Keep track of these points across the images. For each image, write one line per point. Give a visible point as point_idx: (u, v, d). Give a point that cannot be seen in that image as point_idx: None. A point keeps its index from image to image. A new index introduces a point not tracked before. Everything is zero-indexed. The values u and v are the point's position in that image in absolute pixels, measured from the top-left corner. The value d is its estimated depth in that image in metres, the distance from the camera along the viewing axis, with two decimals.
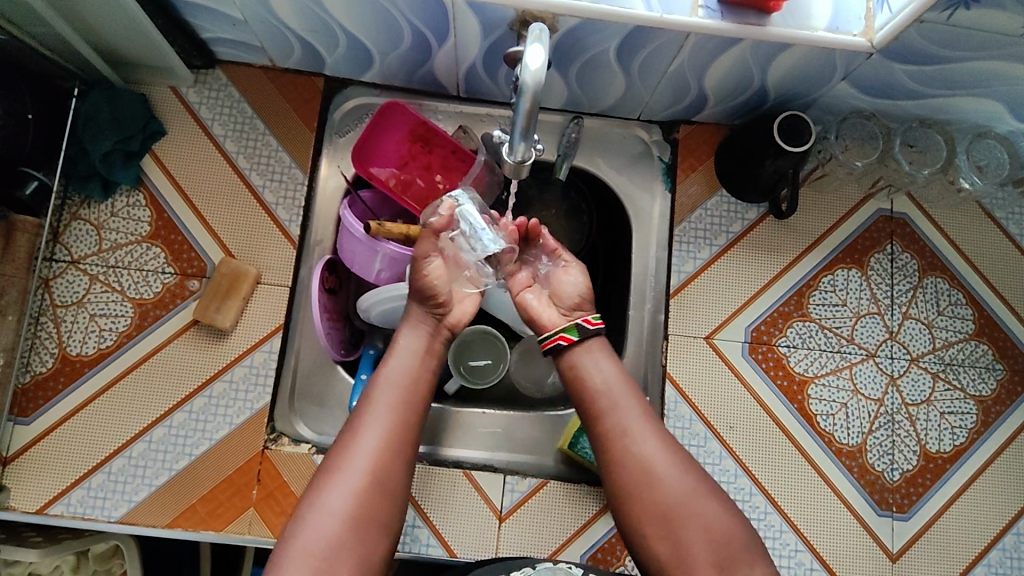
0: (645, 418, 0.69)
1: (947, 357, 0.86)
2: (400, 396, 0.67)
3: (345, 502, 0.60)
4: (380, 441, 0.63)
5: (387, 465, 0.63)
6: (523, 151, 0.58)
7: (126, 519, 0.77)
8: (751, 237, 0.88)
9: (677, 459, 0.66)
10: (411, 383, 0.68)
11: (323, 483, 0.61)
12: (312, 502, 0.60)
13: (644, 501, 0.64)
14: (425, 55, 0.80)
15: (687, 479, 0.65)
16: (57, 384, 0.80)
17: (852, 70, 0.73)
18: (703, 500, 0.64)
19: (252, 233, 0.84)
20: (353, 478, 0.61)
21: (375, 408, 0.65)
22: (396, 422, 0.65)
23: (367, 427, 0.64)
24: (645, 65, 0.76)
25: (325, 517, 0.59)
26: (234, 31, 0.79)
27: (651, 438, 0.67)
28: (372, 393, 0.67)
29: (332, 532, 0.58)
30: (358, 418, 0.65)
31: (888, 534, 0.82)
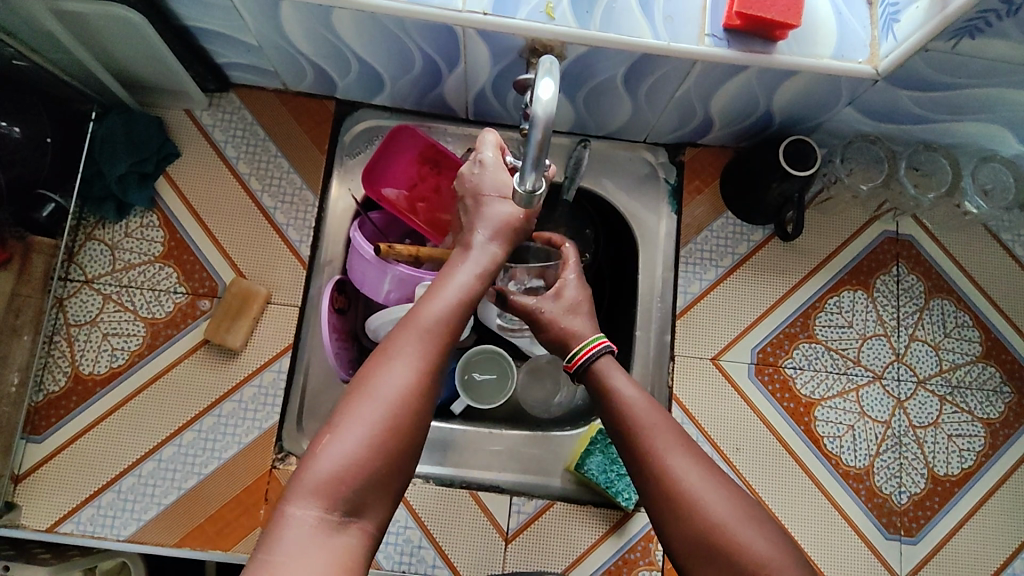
0: (675, 434, 0.62)
1: (955, 380, 0.86)
2: (443, 327, 0.57)
3: (378, 422, 0.50)
4: (421, 363, 0.54)
5: (425, 397, 0.53)
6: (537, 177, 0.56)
7: (135, 537, 0.78)
8: (757, 258, 0.88)
9: (715, 477, 0.59)
10: (460, 313, 0.59)
11: (350, 409, 0.51)
12: (338, 422, 0.50)
13: (676, 521, 0.57)
14: (435, 80, 0.81)
15: (727, 498, 0.57)
16: (69, 403, 0.81)
17: (857, 96, 0.74)
18: (744, 523, 0.55)
19: (263, 253, 0.85)
20: (387, 398, 0.51)
21: (413, 330, 0.56)
22: (440, 348, 0.56)
23: (404, 346, 0.54)
24: (651, 91, 0.77)
25: (346, 445, 0.49)
26: (249, 57, 0.81)
27: (684, 454, 0.60)
28: (411, 315, 0.58)
29: (357, 455, 0.49)
30: (397, 335, 0.55)
31: (897, 557, 0.81)
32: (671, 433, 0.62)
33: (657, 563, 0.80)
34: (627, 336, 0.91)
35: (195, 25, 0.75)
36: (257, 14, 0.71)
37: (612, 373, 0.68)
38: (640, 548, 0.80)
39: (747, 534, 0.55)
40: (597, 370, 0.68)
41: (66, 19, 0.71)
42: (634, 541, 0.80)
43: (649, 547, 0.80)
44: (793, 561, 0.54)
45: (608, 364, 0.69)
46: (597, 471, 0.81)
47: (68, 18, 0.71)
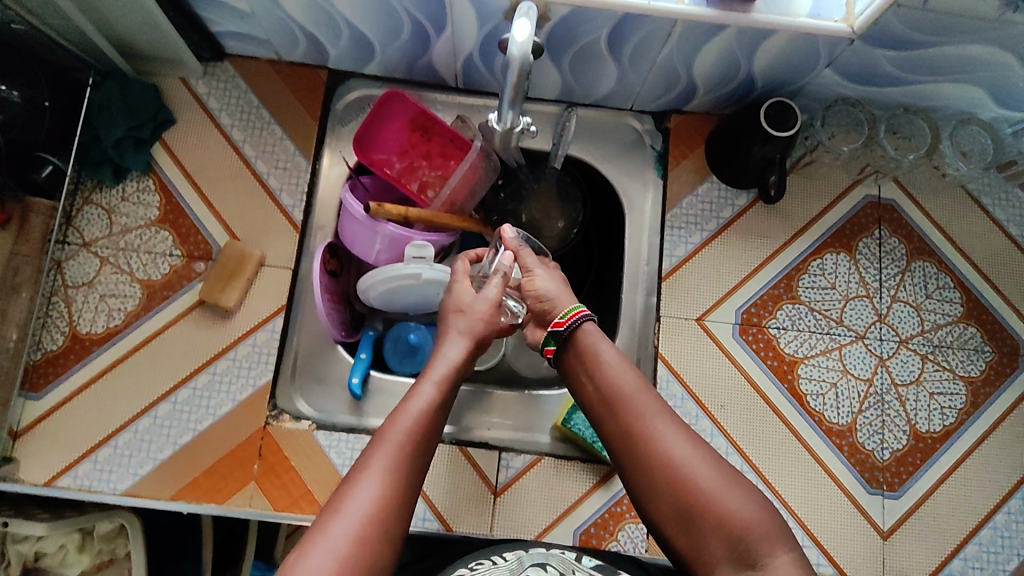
0: (659, 404, 0.65)
1: (936, 340, 0.87)
2: (416, 439, 0.61)
3: (348, 545, 0.52)
4: (390, 482, 0.57)
5: (394, 510, 0.56)
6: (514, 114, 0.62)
7: (131, 491, 0.80)
8: (741, 221, 0.90)
9: (698, 445, 0.62)
10: (427, 422, 0.63)
11: (322, 527, 0.53)
12: (307, 544, 0.52)
13: (658, 487, 0.60)
14: (424, 46, 0.83)
15: (708, 465, 0.60)
16: (67, 361, 0.83)
17: (835, 57, 0.76)
18: (725, 488, 0.58)
19: (256, 217, 0.87)
20: (356, 522, 0.54)
21: (386, 446, 0.60)
22: (408, 461, 0.59)
23: (375, 466, 0.58)
24: (635, 54, 0.79)
25: (319, 561, 0.51)
26: (242, 24, 0.83)
27: (670, 424, 0.63)
28: (385, 430, 0.61)
29: (328, 571, 0.50)
30: (368, 454, 0.59)
31: (879, 512, 0.83)
32: (655, 404, 0.65)
33: None
34: (615, 299, 0.92)
35: None
36: None
37: (598, 340, 0.71)
38: (626, 501, 0.82)
39: (729, 501, 0.57)
40: (579, 336, 0.71)
41: None
42: (621, 495, 0.82)
43: None
44: (775, 529, 0.56)
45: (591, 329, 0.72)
46: (584, 427, 0.82)
47: None
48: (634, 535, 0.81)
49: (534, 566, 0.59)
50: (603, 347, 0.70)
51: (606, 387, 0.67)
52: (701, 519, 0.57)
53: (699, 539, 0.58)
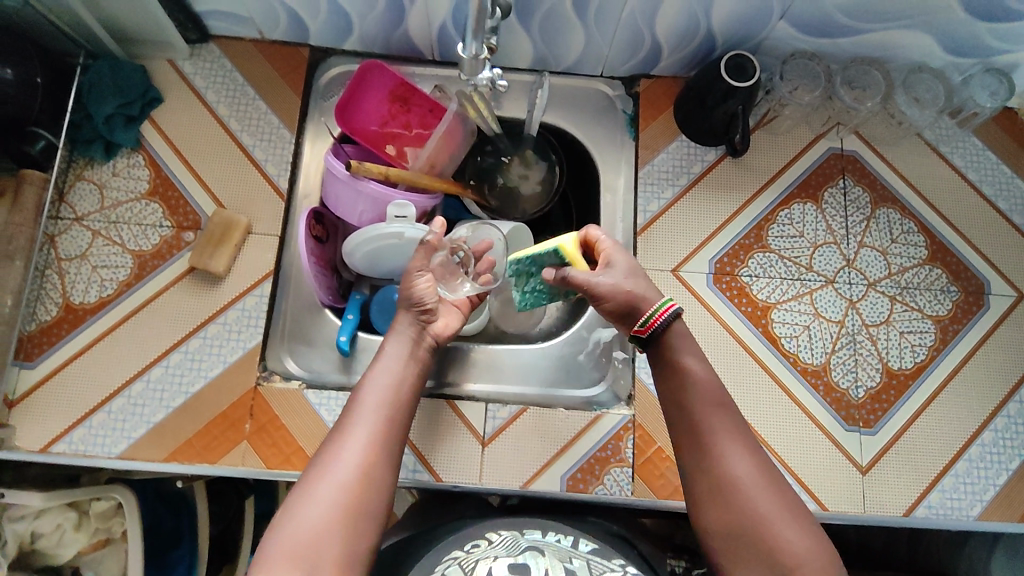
0: (731, 421, 0.66)
1: (904, 281, 0.91)
2: (389, 397, 0.68)
3: (337, 491, 0.59)
4: (373, 434, 0.64)
5: (377, 458, 0.63)
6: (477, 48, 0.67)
7: (125, 454, 0.82)
8: (710, 176, 0.93)
9: (762, 471, 0.63)
10: (402, 379, 0.71)
11: (309, 487, 0.60)
12: (294, 504, 0.59)
13: (717, 504, 0.62)
14: (399, 16, 0.87)
15: (770, 494, 0.61)
16: (60, 331, 0.85)
17: (788, 8, 0.80)
18: (782, 517, 0.59)
19: (243, 187, 0.90)
20: (343, 472, 0.61)
21: (361, 408, 0.66)
22: (388, 415, 0.67)
23: (357, 421, 0.65)
24: (599, 12, 0.83)
25: (309, 517, 0.58)
26: (226, 2, 0.87)
27: (739, 450, 0.64)
28: (362, 390, 0.69)
29: (319, 523, 0.58)
30: (351, 412, 0.66)
31: (856, 448, 0.85)
32: (729, 431, 0.65)
33: (628, 459, 0.84)
34: None
35: None
36: None
37: (689, 360, 0.70)
38: (611, 446, 0.84)
39: (781, 528, 0.59)
40: (666, 338, 0.71)
41: None
42: (606, 440, 0.84)
43: (619, 445, 0.84)
44: (823, 559, 0.57)
45: (679, 335, 0.71)
46: (530, 291, 0.81)
47: None
48: (619, 478, 0.83)
49: (531, 548, 0.60)
50: (688, 355, 0.70)
51: (677, 403, 0.69)
52: (756, 543, 0.59)
53: (744, 561, 0.59)
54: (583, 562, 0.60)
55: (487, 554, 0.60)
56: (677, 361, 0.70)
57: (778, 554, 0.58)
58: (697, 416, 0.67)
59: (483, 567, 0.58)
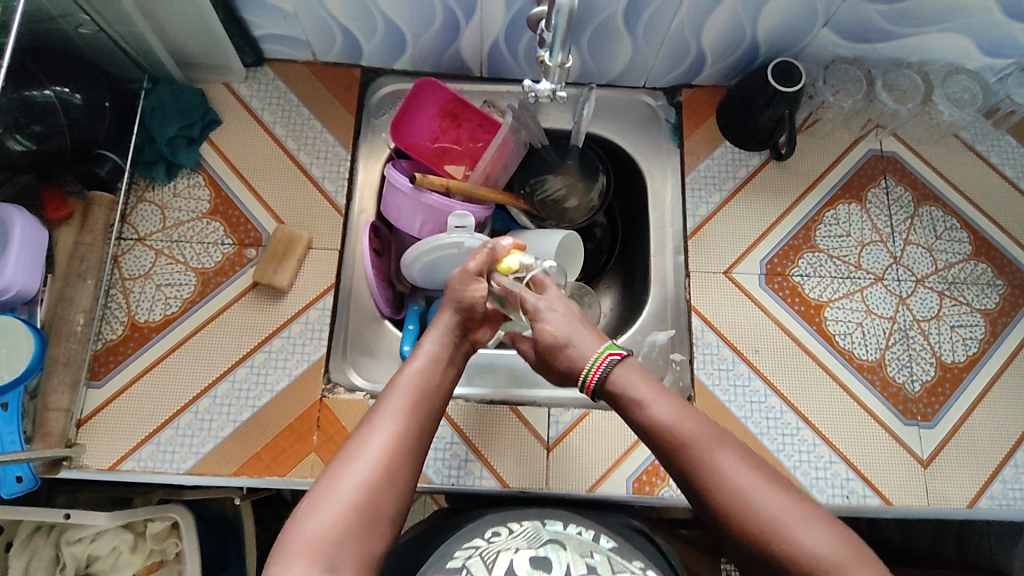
0: (717, 435, 0.62)
1: (950, 277, 0.92)
2: (418, 396, 0.68)
3: (354, 491, 0.59)
4: (394, 436, 0.64)
5: (398, 461, 0.62)
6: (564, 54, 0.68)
7: (195, 470, 0.82)
8: (756, 180, 0.96)
9: (759, 473, 0.59)
10: (427, 383, 0.70)
11: (332, 482, 0.60)
12: (316, 499, 0.59)
13: (728, 524, 0.58)
14: (453, 35, 0.90)
15: (777, 497, 0.58)
16: (127, 349, 0.86)
17: (832, 15, 0.83)
18: (799, 520, 0.56)
19: (302, 203, 0.92)
20: (362, 471, 0.60)
21: (389, 404, 0.67)
22: (412, 419, 0.66)
23: (379, 422, 0.65)
24: (649, 25, 0.86)
25: (329, 511, 0.58)
26: (284, 25, 0.90)
27: (731, 456, 0.60)
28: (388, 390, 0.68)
29: (337, 518, 0.57)
30: (375, 412, 0.66)
31: (917, 441, 0.86)
32: (713, 440, 0.62)
33: None
34: (644, 262, 0.98)
35: None
36: None
37: (630, 382, 0.68)
38: None
39: (800, 532, 0.55)
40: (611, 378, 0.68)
41: None
42: None
43: None
44: (847, 553, 0.54)
45: (621, 368, 0.69)
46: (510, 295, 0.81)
47: None
48: None
49: (552, 540, 0.60)
50: (637, 386, 0.67)
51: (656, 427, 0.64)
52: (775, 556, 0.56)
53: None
54: (603, 557, 0.59)
55: (507, 544, 0.60)
56: (630, 392, 0.67)
57: (799, 564, 0.54)
58: (678, 438, 0.62)
59: (504, 557, 0.58)
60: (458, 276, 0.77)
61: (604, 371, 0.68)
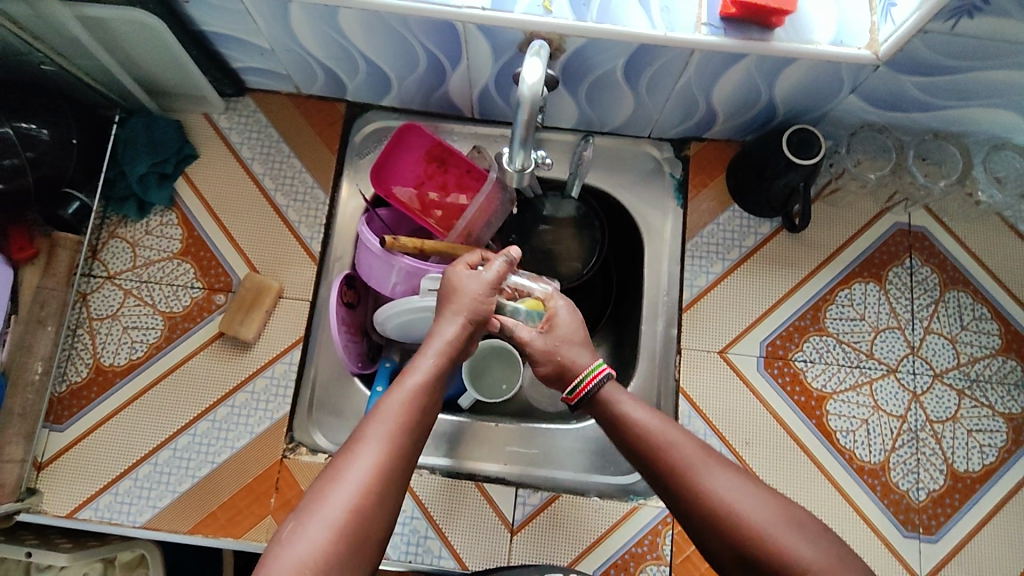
0: (699, 447, 0.61)
1: (973, 373, 0.83)
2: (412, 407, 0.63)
3: (342, 516, 0.55)
4: (387, 458, 0.59)
5: (389, 484, 0.58)
6: (523, 159, 0.64)
7: (150, 524, 0.80)
8: (764, 251, 0.87)
9: (740, 479, 0.59)
10: (425, 398, 0.65)
11: (319, 500, 0.56)
12: (302, 519, 0.55)
13: (718, 534, 0.57)
14: (440, 79, 0.83)
15: (765, 507, 0.56)
16: (90, 393, 0.84)
17: (860, 83, 0.74)
18: (791, 533, 0.55)
19: (275, 249, 0.88)
20: (350, 493, 0.56)
21: (380, 413, 0.62)
22: (407, 438, 0.61)
23: (372, 438, 0.60)
24: (652, 82, 0.78)
25: (314, 533, 0.54)
26: (263, 60, 0.84)
27: (713, 467, 0.60)
28: (382, 404, 0.63)
29: (322, 544, 0.53)
30: (366, 424, 0.61)
31: (915, 556, 0.79)
32: (696, 450, 0.61)
33: (665, 558, 0.79)
34: (635, 329, 0.91)
35: (212, 30, 0.78)
36: (268, 17, 0.74)
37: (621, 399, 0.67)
38: (648, 542, 0.79)
39: (790, 542, 0.54)
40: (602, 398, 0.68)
41: (92, 25, 0.75)
42: (642, 535, 0.80)
43: (656, 541, 0.79)
44: (841, 564, 0.53)
45: (615, 390, 0.68)
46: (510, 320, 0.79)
47: (93, 24, 0.74)
48: None
49: None
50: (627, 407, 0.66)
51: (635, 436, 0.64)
52: (767, 563, 0.54)
53: None
54: None
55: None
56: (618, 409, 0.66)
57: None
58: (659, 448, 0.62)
59: None
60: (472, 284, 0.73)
61: (594, 387, 0.68)
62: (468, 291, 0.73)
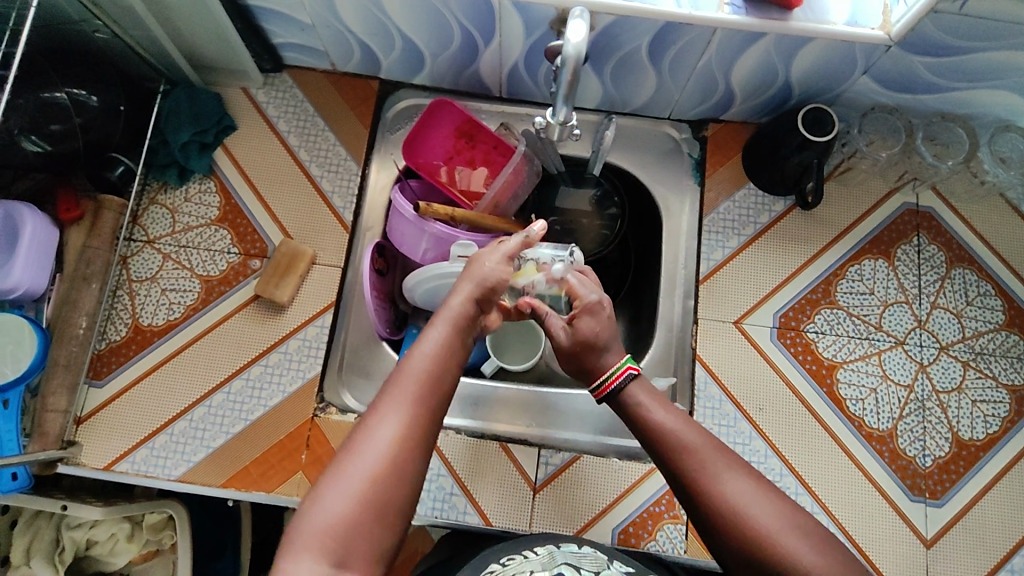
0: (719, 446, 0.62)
1: (978, 347, 0.87)
2: (428, 375, 0.63)
3: (362, 485, 0.56)
4: (404, 427, 0.59)
5: (408, 452, 0.59)
6: (566, 115, 0.69)
7: (185, 477, 0.83)
8: (778, 227, 0.91)
9: (755, 479, 0.60)
10: (440, 364, 0.64)
11: (340, 469, 0.57)
12: (324, 488, 0.56)
13: (725, 531, 0.58)
14: (471, 56, 0.87)
15: (776, 508, 0.58)
16: (129, 351, 0.87)
17: (872, 64, 0.78)
18: (800, 532, 0.56)
19: (309, 217, 0.91)
20: (371, 462, 0.57)
21: (399, 383, 0.62)
22: (422, 405, 0.61)
23: (389, 409, 0.60)
24: (675, 62, 0.82)
25: (337, 502, 0.55)
26: (303, 36, 0.88)
27: (729, 467, 0.61)
28: (398, 375, 0.63)
29: (345, 512, 0.54)
30: (383, 395, 0.61)
31: (922, 520, 0.82)
32: (709, 448, 0.62)
33: (681, 517, 0.82)
34: (653, 301, 0.95)
35: (257, 4, 0.83)
36: None
37: (644, 399, 0.69)
38: (665, 501, 0.83)
39: (799, 541, 0.56)
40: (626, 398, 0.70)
41: None
42: (660, 494, 0.83)
43: (673, 501, 0.83)
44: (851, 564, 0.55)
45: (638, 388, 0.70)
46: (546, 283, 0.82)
47: None
48: (672, 535, 0.81)
49: (567, 564, 0.58)
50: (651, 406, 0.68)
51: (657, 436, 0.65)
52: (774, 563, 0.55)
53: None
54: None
55: (521, 568, 0.58)
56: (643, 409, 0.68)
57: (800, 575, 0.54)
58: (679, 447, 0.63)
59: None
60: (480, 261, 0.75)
61: (619, 385, 0.70)
62: (482, 273, 0.73)
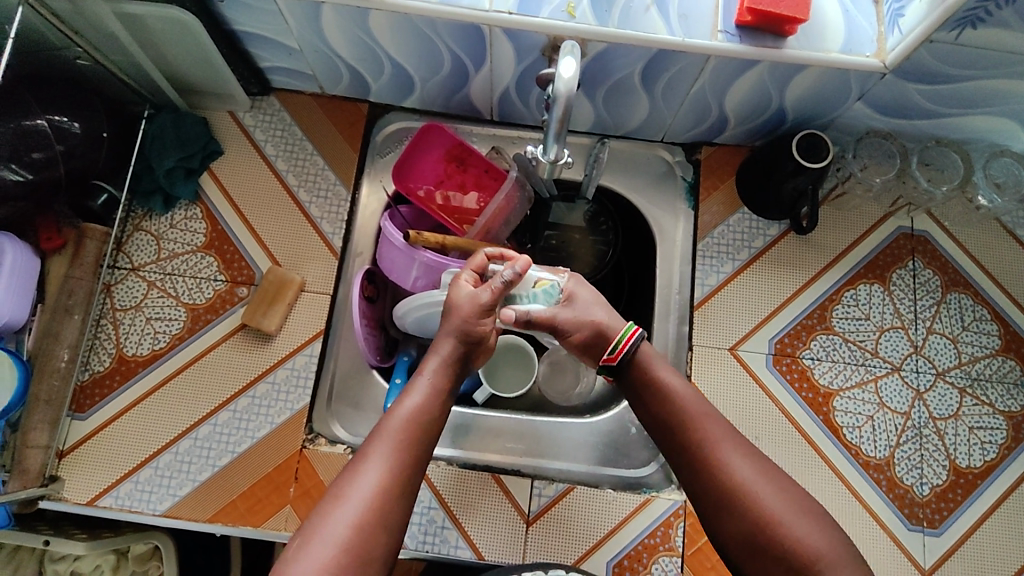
0: (725, 429, 0.67)
1: (975, 372, 0.86)
2: (413, 424, 0.65)
3: (346, 532, 0.58)
4: (388, 472, 0.61)
5: (393, 497, 0.61)
6: (557, 152, 0.69)
7: (170, 512, 0.81)
8: (773, 252, 0.90)
9: (757, 462, 0.64)
10: (423, 416, 0.66)
11: (326, 515, 0.59)
12: (312, 534, 0.58)
13: (731, 503, 0.62)
14: (462, 81, 0.86)
15: (776, 490, 0.62)
16: (112, 382, 0.85)
17: (867, 91, 0.77)
18: (789, 514, 0.61)
19: (297, 244, 0.90)
20: (354, 510, 0.59)
21: (385, 430, 0.65)
22: (406, 454, 0.64)
23: (376, 455, 0.62)
24: (667, 88, 0.81)
25: (321, 548, 0.57)
26: (290, 60, 0.87)
27: (734, 449, 0.65)
28: (385, 420, 0.65)
29: (328, 559, 0.56)
30: (369, 443, 0.64)
31: (919, 549, 0.81)
32: (721, 428, 0.67)
33: (677, 549, 0.81)
34: (647, 327, 0.94)
35: (243, 29, 0.81)
36: (300, 18, 0.77)
37: (653, 363, 0.72)
38: (660, 533, 0.81)
39: (796, 527, 0.60)
40: (638, 358, 0.72)
41: (129, 21, 0.77)
42: (655, 527, 0.81)
43: (669, 533, 0.81)
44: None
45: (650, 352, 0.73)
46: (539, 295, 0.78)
47: (130, 21, 0.77)
48: (667, 567, 0.80)
49: None
50: (662, 370, 0.71)
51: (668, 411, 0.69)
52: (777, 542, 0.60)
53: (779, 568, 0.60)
54: None
55: None
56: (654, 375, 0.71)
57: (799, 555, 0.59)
58: (686, 420, 0.68)
59: None
60: (463, 306, 0.72)
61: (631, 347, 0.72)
62: (456, 309, 0.73)
